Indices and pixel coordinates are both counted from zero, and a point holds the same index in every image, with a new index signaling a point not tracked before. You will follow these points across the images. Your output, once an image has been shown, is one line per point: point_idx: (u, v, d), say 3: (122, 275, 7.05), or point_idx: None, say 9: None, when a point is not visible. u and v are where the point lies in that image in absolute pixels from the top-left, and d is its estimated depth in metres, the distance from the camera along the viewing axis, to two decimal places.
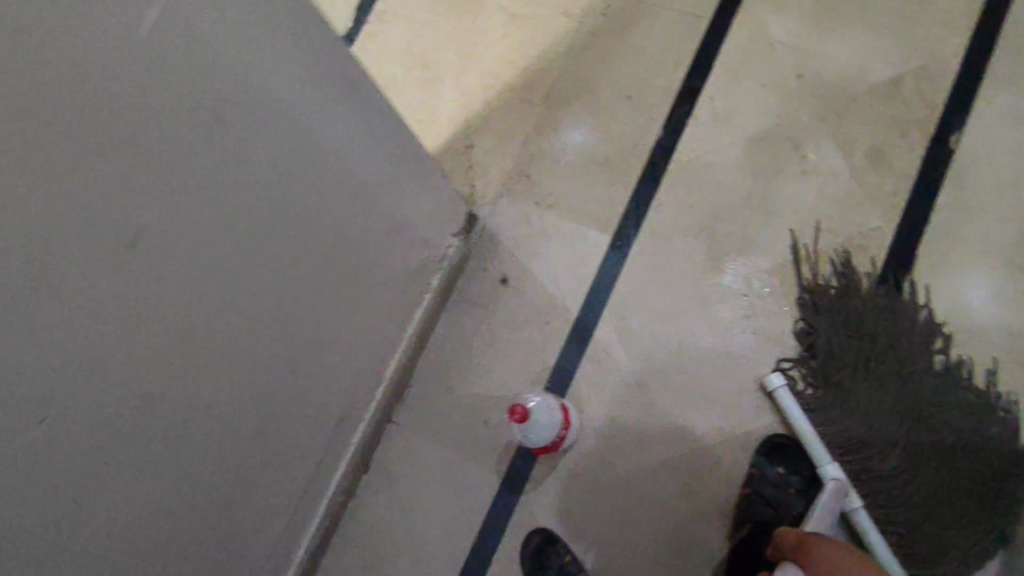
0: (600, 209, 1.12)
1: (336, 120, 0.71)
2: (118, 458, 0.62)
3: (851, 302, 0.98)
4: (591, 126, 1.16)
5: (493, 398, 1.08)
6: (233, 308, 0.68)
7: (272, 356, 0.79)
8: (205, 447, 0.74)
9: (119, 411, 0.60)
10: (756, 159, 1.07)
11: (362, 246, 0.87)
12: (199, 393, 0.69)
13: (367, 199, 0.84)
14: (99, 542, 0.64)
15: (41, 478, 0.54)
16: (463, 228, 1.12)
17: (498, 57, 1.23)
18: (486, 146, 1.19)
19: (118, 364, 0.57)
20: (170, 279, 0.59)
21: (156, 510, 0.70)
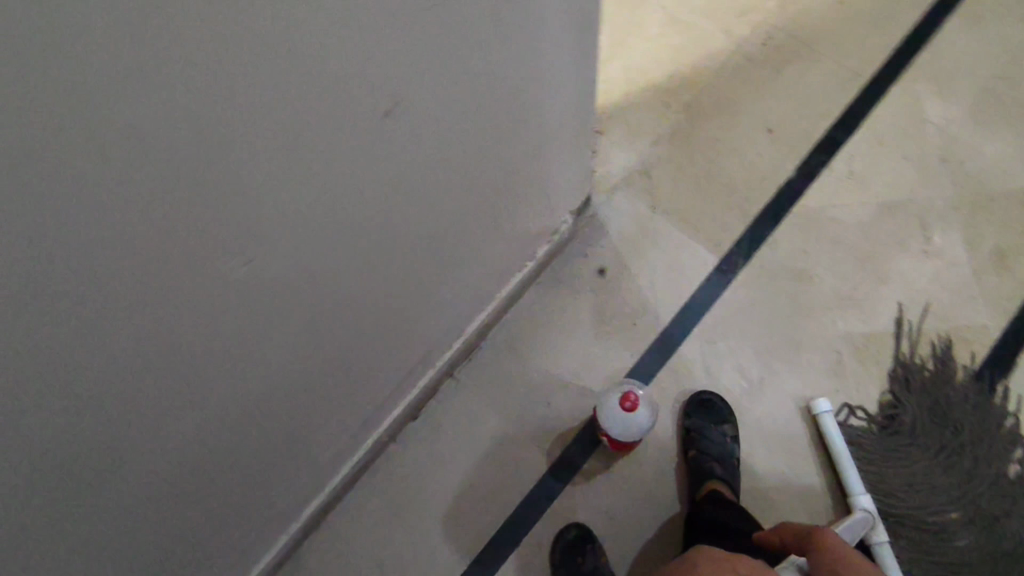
0: (716, 229, 1.11)
1: (537, 42, 0.73)
2: (239, 307, 0.58)
3: (938, 385, 1.00)
4: (724, 146, 1.16)
5: (565, 383, 1.05)
6: (389, 199, 0.68)
7: (391, 261, 0.77)
8: (313, 333, 0.73)
9: (260, 259, 0.57)
10: (880, 226, 1.09)
11: (502, 182, 0.87)
12: (324, 268, 0.66)
13: (525, 138, 0.85)
14: (201, 391, 0.62)
15: (190, 303, 0.53)
16: (578, 209, 1.11)
17: (652, 56, 1.23)
18: (616, 136, 1.18)
19: (282, 208, 0.55)
20: (358, 136, 0.57)
21: (243, 376, 0.66)
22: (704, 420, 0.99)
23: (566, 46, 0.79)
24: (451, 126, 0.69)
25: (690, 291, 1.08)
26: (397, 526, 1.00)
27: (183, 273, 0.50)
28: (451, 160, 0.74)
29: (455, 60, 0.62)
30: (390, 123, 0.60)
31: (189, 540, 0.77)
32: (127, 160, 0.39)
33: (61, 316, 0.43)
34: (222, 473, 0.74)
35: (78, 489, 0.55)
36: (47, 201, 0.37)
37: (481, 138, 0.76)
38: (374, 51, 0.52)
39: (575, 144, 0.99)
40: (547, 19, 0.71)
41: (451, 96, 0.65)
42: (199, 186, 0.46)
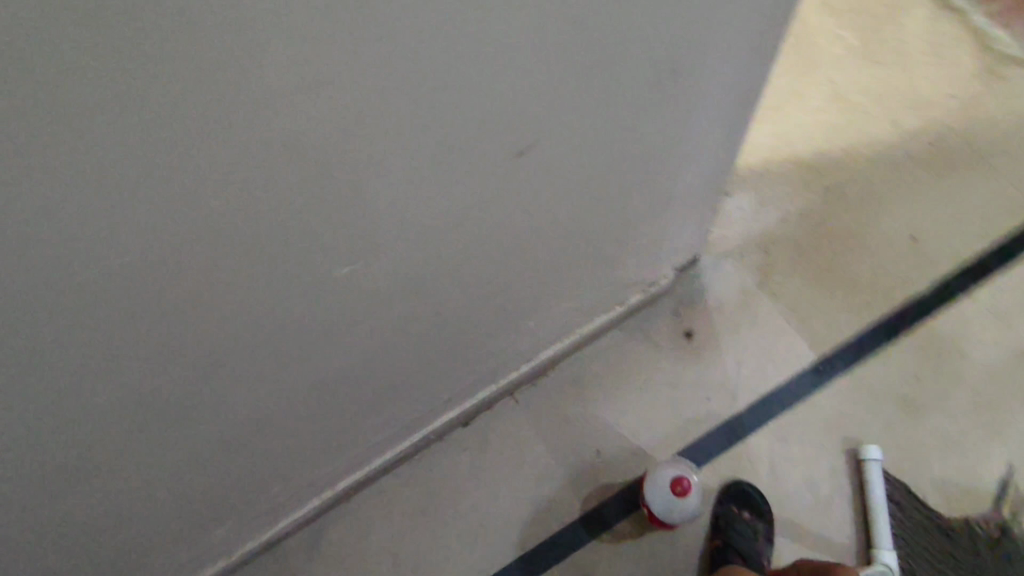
0: (823, 326, 1.04)
1: (692, 102, 0.72)
2: (329, 286, 0.61)
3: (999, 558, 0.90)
4: (856, 242, 1.08)
5: (620, 438, 1.02)
6: (497, 217, 0.69)
7: (482, 274, 0.78)
8: (393, 326, 0.76)
9: (360, 249, 0.59)
10: (1002, 375, 0.99)
11: (611, 227, 0.87)
12: (417, 269, 0.68)
13: (645, 191, 0.84)
14: (274, 352, 0.65)
15: (285, 277, 0.56)
16: (681, 267, 1.07)
17: (802, 130, 1.17)
18: (744, 202, 1.13)
19: (394, 208, 0.57)
20: (488, 159, 0.59)
21: (317, 346, 0.69)
22: (736, 511, 0.94)
23: (718, 110, 0.78)
24: (577, 168, 0.70)
25: (776, 383, 1.02)
26: (416, 525, 1.01)
27: (288, 250, 0.53)
28: (566, 198, 0.74)
29: (598, 110, 0.63)
30: (520, 159, 0.61)
31: (229, 480, 0.80)
32: (267, 145, 0.43)
33: (174, 264, 0.47)
34: (273, 430, 0.78)
35: (150, 411, 0.60)
36: (191, 166, 0.41)
37: (602, 182, 0.76)
38: (524, 92, 0.54)
39: (696, 204, 0.96)
40: (700, 89, 0.71)
41: (590, 137, 0.66)
42: (321, 178, 0.48)
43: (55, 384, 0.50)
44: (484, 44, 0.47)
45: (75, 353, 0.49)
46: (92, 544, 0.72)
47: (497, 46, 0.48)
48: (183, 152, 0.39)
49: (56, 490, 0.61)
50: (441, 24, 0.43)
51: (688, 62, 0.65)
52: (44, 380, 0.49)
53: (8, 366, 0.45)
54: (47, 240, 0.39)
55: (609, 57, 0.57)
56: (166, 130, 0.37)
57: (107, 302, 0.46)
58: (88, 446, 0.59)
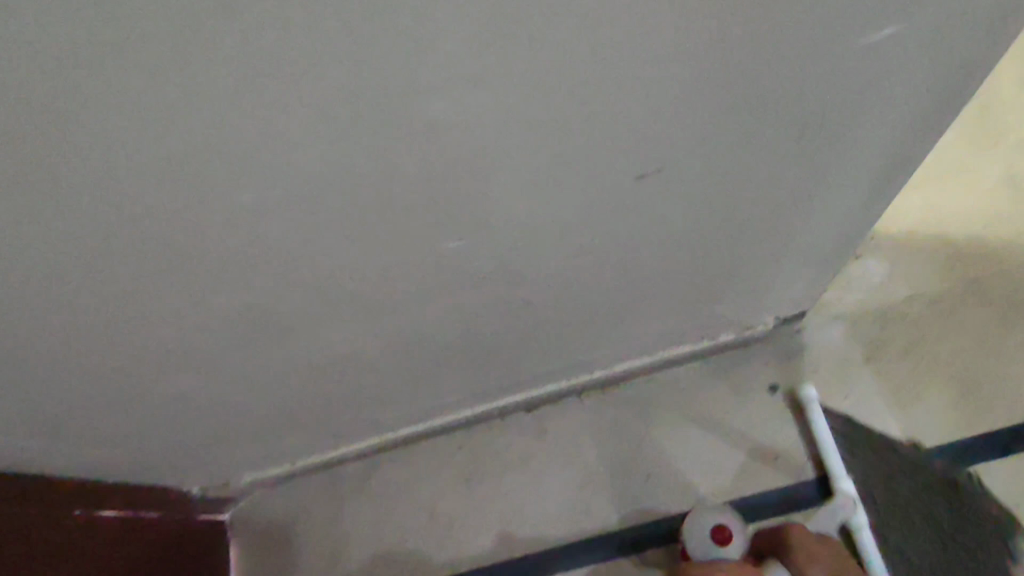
0: (920, 421, 0.97)
1: (834, 157, 0.70)
2: (438, 248, 0.66)
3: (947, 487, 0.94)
4: (988, 341, 0.99)
5: (672, 469, 1.01)
6: (607, 224, 0.71)
7: (579, 274, 0.80)
8: (484, 302, 0.80)
9: (472, 222, 0.63)
10: None
11: (719, 261, 0.86)
12: (521, 254, 0.72)
13: (762, 234, 0.83)
14: (373, 295, 0.72)
15: (399, 229, 0.62)
16: (785, 318, 1.04)
17: (960, 209, 1.08)
18: (873, 269, 1.06)
19: (513, 194, 0.61)
20: (611, 168, 0.61)
21: (414, 299, 0.75)
22: None
23: (862, 172, 0.75)
24: (694, 197, 0.70)
25: (850, 461, 0.97)
26: (459, 487, 1.07)
27: (410, 207, 0.59)
28: (677, 223, 0.75)
29: (730, 147, 0.63)
30: (639, 175, 0.63)
31: (310, 396, 0.89)
32: (409, 117, 0.47)
33: (311, 196, 0.54)
34: (356, 364, 0.86)
35: (261, 313, 0.69)
36: (341, 121, 0.46)
37: (718, 216, 0.75)
38: (657, 117, 0.55)
39: (816, 260, 0.93)
40: (845, 147, 0.69)
41: (717, 169, 0.66)
42: (450, 154, 0.53)
43: (195, 269, 0.59)
44: (630, 68, 0.48)
45: (220, 249, 0.57)
46: (189, 414, 0.84)
47: (643, 72, 0.50)
48: (336, 108, 0.45)
49: (174, 355, 0.72)
50: (599, 46, 0.45)
51: (839, 119, 0.63)
52: (193, 263, 0.58)
53: (164, 244, 0.55)
54: (219, 154, 0.46)
55: (753, 102, 0.57)
56: (328, 88, 0.43)
57: (249, 213, 0.54)
58: (206, 327, 0.69)
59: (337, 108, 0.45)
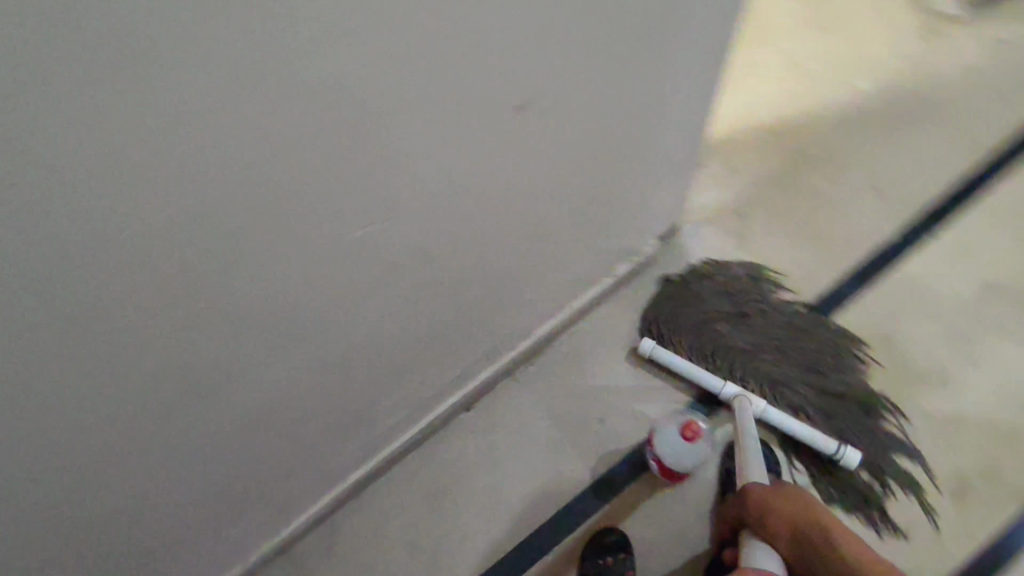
0: (801, 276, 1.08)
1: (660, 63, 0.77)
2: (338, 258, 0.62)
3: (742, 312, 1.04)
4: (823, 196, 1.14)
5: (623, 402, 1.04)
6: (491, 185, 0.71)
7: (479, 248, 0.80)
8: (403, 301, 0.77)
9: (366, 216, 0.61)
10: (975, 303, 1.03)
11: (596, 195, 0.90)
12: (420, 242, 0.70)
13: (629, 152, 0.88)
14: (291, 328, 0.66)
15: (299, 240, 0.57)
16: (663, 235, 1.11)
17: (762, 98, 1.23)
18: (717, 170, 1.18)
19: (396, 171, 0.59)
20: (479, 119, 0.62)
21: (329, 327, 0.71)
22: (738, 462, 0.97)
23: (685, 74, 0.83)
24: (566, 125, 0.73)
25: (703, 329, 1.04)
26: (432, 511, 1.00)
27: (298, 216, 0.55)
28: (556, 158, 0.77)
29: (584, 58, 0.66)
30: (515, 109, 0.65)
31: (244, 476, 0.80)
32: (291, 87, 0.45)
33: (199, 220, 0.48)
34: (285, 423, 0.78)
35: (176, 393, 0.60)
36: (224, 104, 0.43)
37: (588, 140, 0.79)
38: (517, 33, 0.57)
39: (672, 171, 1.00)
40: (671, 46, 0.76)
41: (571, 98, 0.70)
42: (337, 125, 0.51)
43: (74, 361, 0.49)
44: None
45: (94, 328, 0.49)
46: (114, 547, 0.70)
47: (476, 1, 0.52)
48: (215, 89, 0.41)
49: (79, 480, 0.59)
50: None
51: (662, 11, 0.70)
52: (65, 359, 0.49)
53: (29, 331, 0.45)
54: (72, 186, 0.40)
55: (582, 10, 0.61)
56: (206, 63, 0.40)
57: (130, 265, 0.46)
58: (114, 432, 0.58)
59: (219, 92, 0.42)
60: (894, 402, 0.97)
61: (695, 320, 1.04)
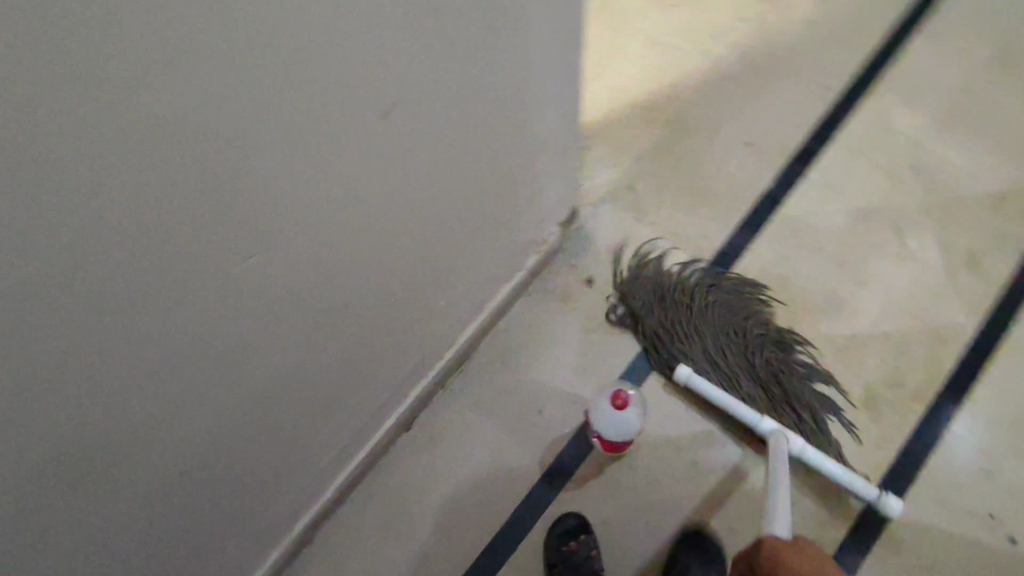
0: (698, 237, 1.14)
1: (521, 56, 0.78)
2: (230, 306, 0.59)
3: (661, 301, 1.09)
4: (702, 158, 1.20)
5: (558, 389, 1.06)
6: (376, 203, 0.70)
7: (381, 266, 0.79)
8: (312, 336, 0.75)
9: (254, 258, 0.59)
10: (855, 231, 1.12)
11: (487, 193, 0.91)
12: (318, 273, 0.68)
13: (512, 144, 0.89)
14: (197, 385, 0.62)
15: (186, 292, 0.54)
16: (564, 222, 1.13)
17: (629, 75, 1.29)
18: (601, 151, 1.22)
19: (276, 207, 0.57)
20: (351, 140, 0.61)
21: (237, 380, 0.67)
22: (676, 425, 1.02)
23: (547, 63, 0.85)
24: (441, 130, 0.73)
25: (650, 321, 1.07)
26: (389, 540, 0.98)
27: (177, 274, 0.52)
28: (441, 163, 0.77)
29: (446, 59, 0.66)
30: (387, 121, 0.64)
31: (176, 553, 0.75)
32: (144, 144, 0.43)
33: (69, 289, 0.45)
34: (213, 487, 0.74)
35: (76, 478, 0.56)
36: (68, 169, 0.40)
37: (470, 139, 0.80)
38: (372, 51, 0.56)
39: (558, 160, 1.03)
40: (525, 38, 0.77)
41: (439, 103, 0.70)
42: (203, 170, 0.48)
43: None
44: (305, 30, 0.49)
45: None
46: None
47: (322, 34, 0.51)
48: (52, 154, 0.38)
49: None
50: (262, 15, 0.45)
51: (513, 2, 0.71)
52: None
53: None
54: None
55: (430, 19, 0.61)
56: (35, 129, 0.37)
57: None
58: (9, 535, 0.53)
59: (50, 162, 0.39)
60: (800, 335, 1.05)
61: (639, 312, 1.08)
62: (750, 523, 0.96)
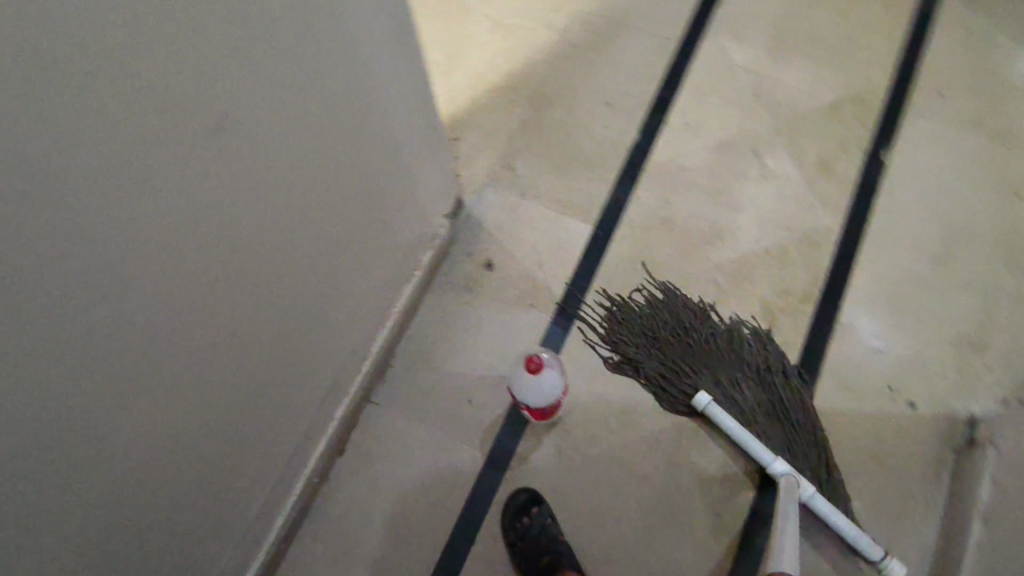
0: (582, 200, 1.18)
1: (371, 61, 0.78)
2: (109, 363, 0.57)
3: (652, 339, 1.05)
4: (569, 125, 1.24)
5: (482, 375, 1.07)
6: (251, 231, 0.68)
7: (277, 296, 0.77)
8: (215, 381, 0.72)
9: (127, 309, 0.56)
10: (719, 163, 1.19)
11: (369, 202, 0.90)
12: (206, 314, 0.66)
13: (382, 147, 0.89)
14: (95, 453, 0.59)
15: (54, 355, 0.51)
16: (451, 213, 1.14)
17: (484, 61, 1.31)
18: (473, 139, 1.24)
19: (137, 253, 0.55)
20: (207, 174, 0.59)
21: (141, 440, 0.64)
22: (602, 380, 1.06)
23: (397, 62, 0.85)
24: (305, 148, 0.72)
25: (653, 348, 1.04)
26: (349, 565, 0.97)
27: (37, 341, 0.49)
28: (313, 181, 0.76)
29: (291, 72, 0.66)
30: (241, 145, 0.62)
31: None
32: None
33: None
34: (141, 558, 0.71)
35: None
36: None
37: (338, 152, 0.79)
38: (204, 78, 0.55)
39: (434, 157, 1.04)
40: (368, 41, 0.77)
41: (294, 120, 0.69)
42: (45, 225, 0.46)
43: None
44: (116, 67, 0.47)
45: None
46: None
47: (138, 68, 0.49)
48: None
49: None
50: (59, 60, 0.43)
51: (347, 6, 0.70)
52: None
53: None
54: None
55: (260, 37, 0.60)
56: None
57: None
58: None
59: None
60: (694, 269, 1.12)
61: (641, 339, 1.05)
62: (685, 451, 1.01)
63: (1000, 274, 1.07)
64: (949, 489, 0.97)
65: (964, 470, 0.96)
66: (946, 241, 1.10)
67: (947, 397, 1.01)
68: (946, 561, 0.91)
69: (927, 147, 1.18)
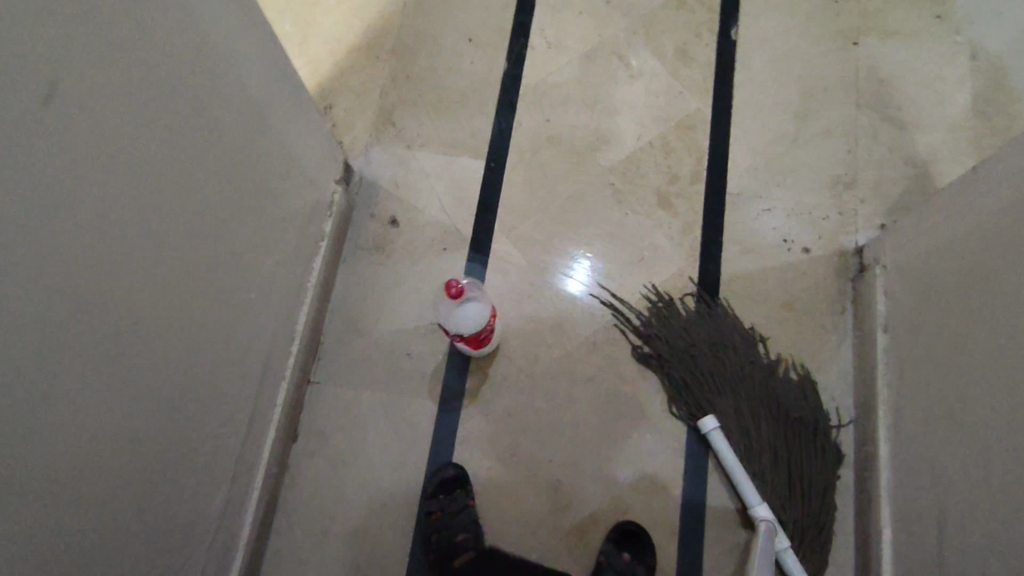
0: (468, 139, 1.19)
1: (237, 33, 0.75)
2: (34, 384, 0.55)
3: (686, 346, 1.05)
4: (438, 69, 1.24)
5: (414, 327, 1.08)
6: (149, 227, 0.66)
7: (187, 290, 0.75)
8: (144, 386, 0.70)
9: (38, 321, 0.54)
10: (588, 73, 1.23)
11: (261, 186, 0.87)
12: (119, 316, 0.64)
13: (263, 123, 0.85)
14: (43, 478, 0.58)
15: None
16: (343, 179, 1.13)
17: (337, 23, 1.28)
18: (346, 103, 1.22)
19: (38, 256, 0.53)
20: (93, 170, 0.57)
21: (81, 458, 0.62)
22: (529, 301, 1.09)
23: (264, 32, 0.81)
24: (190, 134, 0.70)
25: (677, 359, 1.04)
26: (330, 537, 0.98)
27: None
28: (204, 168, 0.74)
29: (155, 50, 0.62)
30: (124, 138, 0.60)
31: None
32: None
33: None
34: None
35: None
36: None
37: (222, 133, 0.76)
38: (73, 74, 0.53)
39: (318, 126, 1.01)
40: (234, 15, 0.73)
41: (170, 102, 0.66)
42: None
43: None
44: None
45: None
46: None
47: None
48: None
49: None
50: None
51: None
52: None
53: None
54: None
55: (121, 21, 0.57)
56: None
57: None
58: None
59: None
60: (587, 177, 1.16)
61: (669, 346, 1.05)
62: (620, 346, 1.06)
63: (857, 117, 1.17)
64: (853, 314, 1.07)
65: (862, 295, 1.06)
66: (805, 98, 1.19)
67: (835, 236, 1.11)
68: (864, 377, 1.02)
69: (769, 16, 1.26)
